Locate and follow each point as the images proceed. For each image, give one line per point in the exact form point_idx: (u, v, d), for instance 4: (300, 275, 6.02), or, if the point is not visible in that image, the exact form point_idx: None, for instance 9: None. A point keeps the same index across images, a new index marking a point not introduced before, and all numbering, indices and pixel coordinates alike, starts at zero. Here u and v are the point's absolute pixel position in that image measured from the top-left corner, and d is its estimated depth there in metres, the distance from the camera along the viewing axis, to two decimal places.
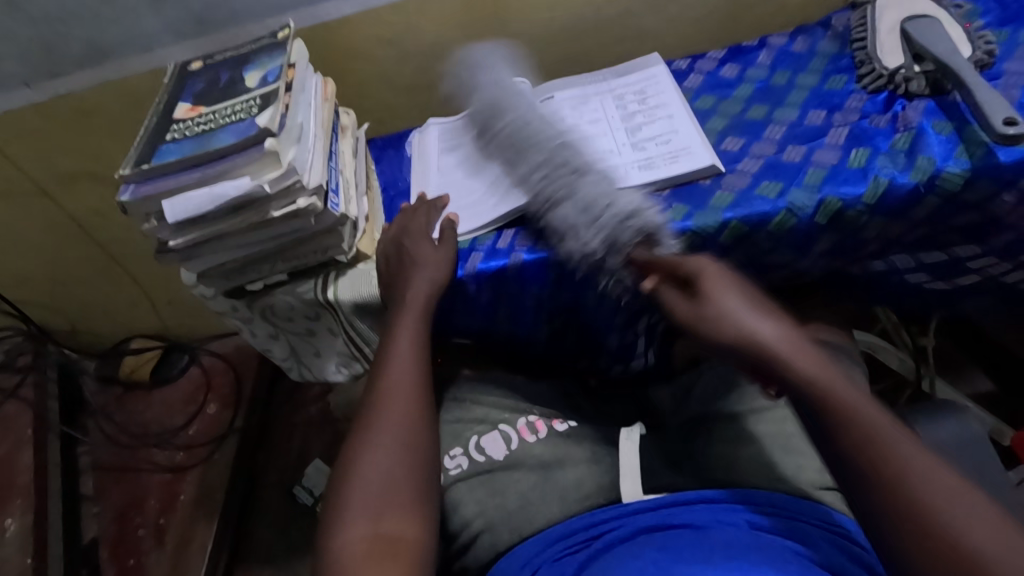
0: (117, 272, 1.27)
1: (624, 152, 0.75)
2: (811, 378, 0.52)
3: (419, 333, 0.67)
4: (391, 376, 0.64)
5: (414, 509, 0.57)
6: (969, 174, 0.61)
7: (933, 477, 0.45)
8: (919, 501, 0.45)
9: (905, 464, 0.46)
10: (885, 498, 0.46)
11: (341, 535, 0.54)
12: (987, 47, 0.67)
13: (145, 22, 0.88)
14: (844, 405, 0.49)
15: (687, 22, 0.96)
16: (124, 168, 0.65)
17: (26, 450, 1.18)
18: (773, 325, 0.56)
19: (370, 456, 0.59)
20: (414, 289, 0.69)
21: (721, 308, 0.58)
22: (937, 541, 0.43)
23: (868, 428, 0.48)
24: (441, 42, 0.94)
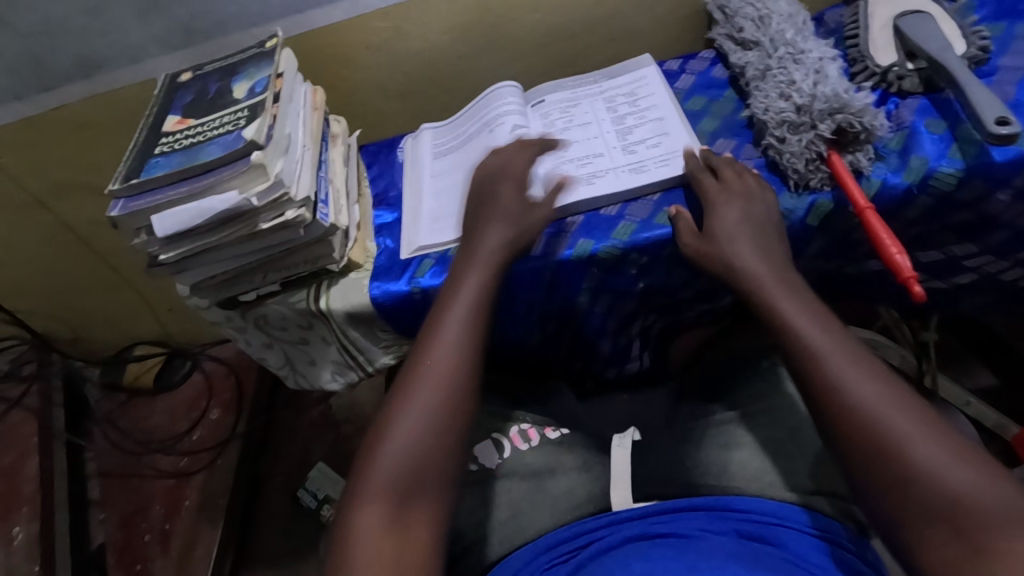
0: (118, 280, 1.28)
1: (820, 54, 0.73)
2: (787, 314, 0.55)
3: (478, 303, 0.62)
4: (438, 345, 0.59)
5: (439, 494, 0.53)
6: (962, 174, 0.61)
7: (868, 396, 0.48)
8: (868, 421, 0.47)
9: (844, 374, 0.50)
10: (843, 415, 0.48)
11: (365, 498, 0.51)
12: (980, 43, 0.66)
13: (134, 33, 0.88)
14: (796, 330, 0.54)
15: (679, 20, 0.95)
16: (113, 184, 0.65)
17: (31, 459, 1.20)
18: (764, 257, 0.60)
19: (405, 427, 0.55)
20: (481, 256, 0.64)
21: (731, 231, 0.61)
22: (870, 461, 0.46)
23: (823, 351, 0.52)
24: (431, 45, 0.93)
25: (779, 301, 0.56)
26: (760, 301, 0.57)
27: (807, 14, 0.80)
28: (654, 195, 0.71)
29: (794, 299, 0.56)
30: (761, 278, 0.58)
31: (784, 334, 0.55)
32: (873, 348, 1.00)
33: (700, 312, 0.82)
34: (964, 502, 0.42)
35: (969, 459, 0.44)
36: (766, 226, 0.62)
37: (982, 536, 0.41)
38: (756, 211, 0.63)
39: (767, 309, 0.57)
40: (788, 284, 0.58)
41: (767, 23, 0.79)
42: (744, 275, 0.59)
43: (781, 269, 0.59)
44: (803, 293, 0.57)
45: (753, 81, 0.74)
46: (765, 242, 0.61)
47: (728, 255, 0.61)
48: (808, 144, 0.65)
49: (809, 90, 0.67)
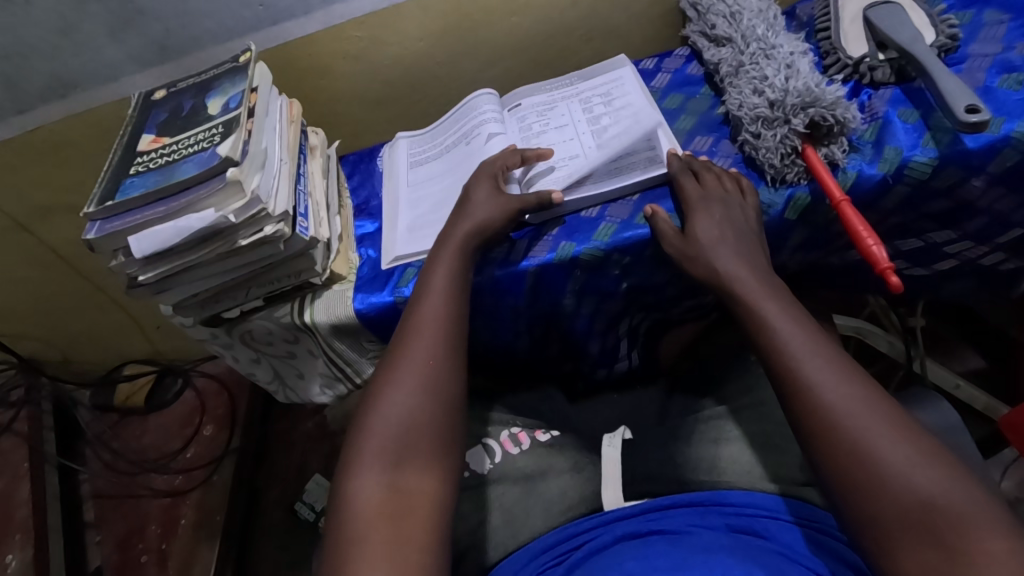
0: (104, 301, 1.27)
1: (791, 48, 0.73)
2: (765, 313, 0.56)
3: (462, 275, 0.64)
4: (426, 314, 0.61)
5: (433, 459, 0.53)
6: (936, 163, 0.61)
7: (842, 397, 0.48)
8: (840, 417, 0.48)
9: (821, 378, 0.50)
10: (811, 411, 0.49)
11: (354, 481, 0.51)
12: (950, 32, 0.67)
13: (107, 52, 0.88)
14: (774, 331, 0.54)
15: (654, 19, 0.95)
16: (88, 206, 0.64)
17: (22, 484, 1.18)
18: (742, 259, 0.60)
19: (396, 396, 0.55)
20: (459, 230, 0.66)
21: (706, 235, 0.62)
22: (839, 460, 0.47)
23: (795, 347, 0.52)
24: (407, 54, 0.93)
25: (760, 303, 0.56)
26: (739, 305, 0.58)
27: (778, 9, 0.81)
28: (634, 196, 0.71)
29: (774, 302, 0.56)
30: (738, 282, 0.58)
31: (762, 337, 0.55)
32: (861, 335, 1.01)
33: (686, 309, 0.82)
34: (933, 503, 0.43)
35: (937, 458, 0.44)
36: (743, 229, 0.63)
37: (951, 537, 0.41)
38: (733, 209, 0.64)
39: (744, 308, 0.57)
40: (767, 285, 0.58)
41: (738, 19, 0.80)
42: (724, 278, 0.60)
43: (758, 269, 0.60)
44: (781, 293, 0.57)
45: (727, 78, 0.75)
46: (739, 244, 0.61)
47: (707, 258, 0.61)
48: (782, 139, 0.65)
49: (781, 85, 0.68)
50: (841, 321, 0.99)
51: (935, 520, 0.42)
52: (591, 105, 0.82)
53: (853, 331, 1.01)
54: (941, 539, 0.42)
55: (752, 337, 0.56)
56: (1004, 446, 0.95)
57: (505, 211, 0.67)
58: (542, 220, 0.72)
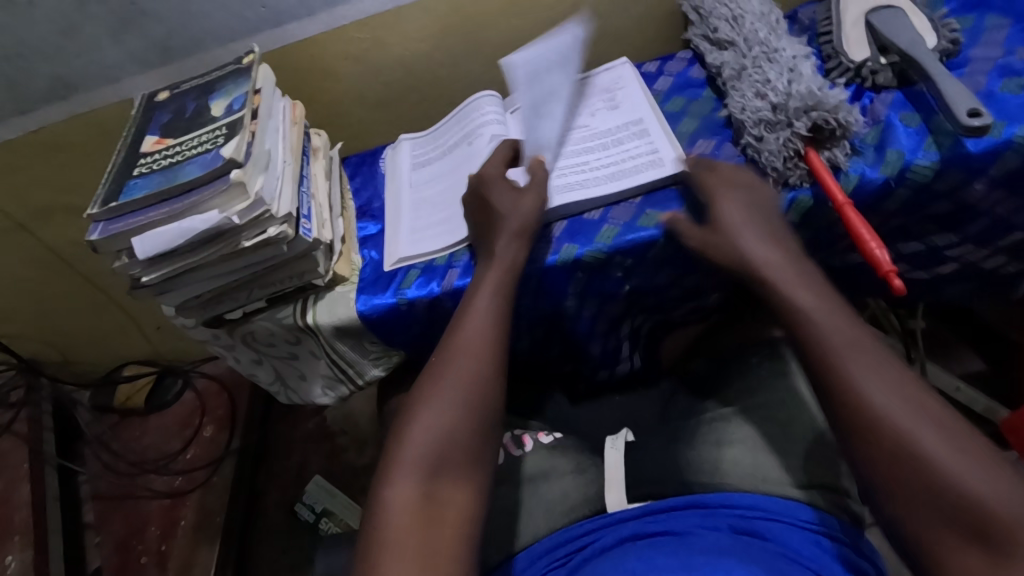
0: (104, 301, 1.27)
1: (794, 52, 0.73)
2: (803, 308, 0.55)
3: (502, 291, 0.64)
4: (469, 331, 0.61)
5: (467, 474, 0.53)
6: (937, 166, 0.62)
7: (885, 396, 0.48)
8: (881, 418, 0.47)
9: (868, 370, 0.50)
10: (852, 411, 0.49)
11: (390, 488, 0.51)
12: (951, 36, 0.67)
13: (109, 53, 0.88)
14: (817, 326, 0.54)
15: (656, 22, 0.96)
16: (92, 207, 0.64)
17: (22, 485, 1.18)
18: (775, 251, 0.60)
19: (434, 405, 0.56)
20: (504, 248, 0.66)
21: (739, 227, 0.62)
22: (888, 456, 0.46)
23: (836, 342, 0.52)
24: (409, 55, 0.93)
25: (800, 299, 0.56)
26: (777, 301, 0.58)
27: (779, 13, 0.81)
28: (636, 198, 0.71)
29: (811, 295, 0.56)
30: (773, 275, 0.58)
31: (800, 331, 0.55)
32: None
33: (688, 310, 0.83)
34: (980, 503, 0.42)
35: (983, 457, 0.44)
36: (773, 223, 0.63)
37: (997, 539, 0.41)
38: (761, 202, 0.64)
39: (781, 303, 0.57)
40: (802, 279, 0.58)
41: (738, 24, 0.80)
42: (761, 271, 0.59)
43: (795, 262, 0.59)
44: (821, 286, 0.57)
45: (729, 81, 0.75)
46: (774, 238, 0.61)
47: (739, 251, 0.61)
48: (785, 142, 0.66)
49: (784, 88, 0.68)
50: None
51: (981, 521, 0.42)
52: (591, 107, 0.82)
53: None
54: (988, 542, 0.42)
55: (790, 331, 0.56)
56: (1005, 448, 0.95)
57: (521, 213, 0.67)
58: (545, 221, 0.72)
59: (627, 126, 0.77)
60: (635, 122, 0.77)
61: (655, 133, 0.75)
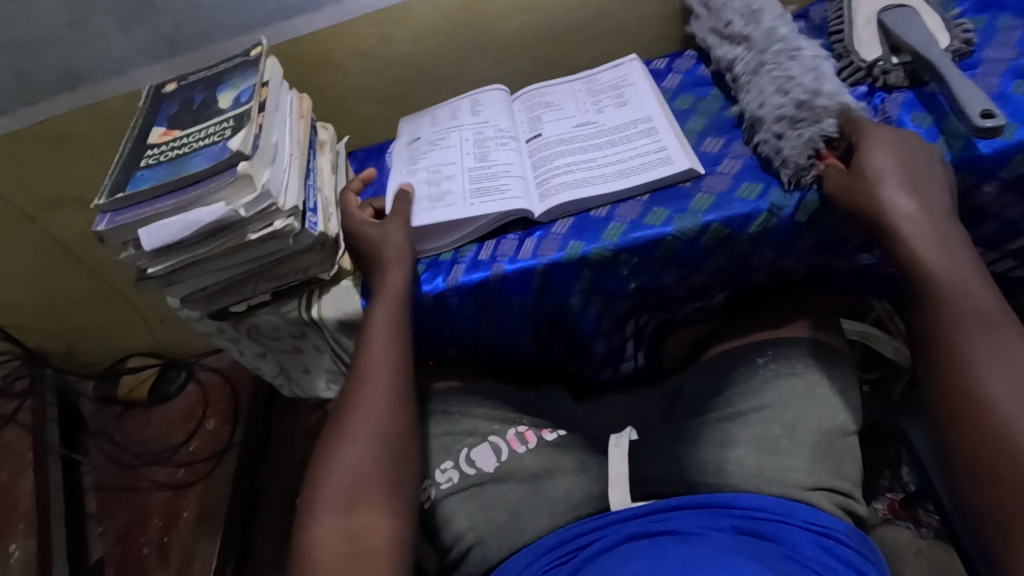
0: (109, 293, 1.27)
1: (814, 52, 0.73)
2: (933, 272, 0.56)
3: (397, 325, 0.68)
4: (370, 371, 0.65)
5: (384, 501, 0.58)
6: (949, 167, 0.61)
7: (1003, 386, 0.51)
8: (996, 404, 0.50)
9: (995, 354, 0.52)
10: (964, 391, 0.52)
11: (312, 529, 0.56)
12: (964, 36, 0.67)
13: (117, 45, 0.88)
14: (947, 289, 0.55)
15: (664, 20, 0.95)
16: (99, 197, 0.64)
17: (26, 475, 1.19)
18: (916, 202, 0.58)
19: (344, 447, 0.60)
20: (391, 279, 0.69)
21: (880, 168, 0.59)
22: (981, 439, 0.50)
23: (962, 314, 0.54)
24: (416, 51, 0.93)
25: (927, 255, 0.57)
26: (902, 249, 0.58)
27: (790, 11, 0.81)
28: (644, 196, 0.71)
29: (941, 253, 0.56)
30: (905, 223, 0.58)
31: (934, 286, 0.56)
32: (866, 341, 1.00)
33: (694, 310, 0.82)
34: None
35: None
36: (926, 171, 0.59)
37: None
38: (919, 152, 0.61)
39: (907, 259, 0.58)
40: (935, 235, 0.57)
41: (757, 18, 0.79)
42: (887, 219, 0.59)
43: (939, 214, 0.58)
44: (953, 244, 0.57)
45: (746, 77, 0.74)
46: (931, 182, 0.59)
47: (876, 192, 0.59)
48: (808, 139, 0.65)
49: (809, 87, 0.68)
50: (848, 326, 0.98)
51: None
52: (597, 104, 0.82)
53: (859, 337, 1.00)
54: None
55: (918, 286, 0.57)
56: None
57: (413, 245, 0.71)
58: (551, 219, 0.72)
59: (631, 123, 0.77)
60: (643, 118, 0.77)
61: (664, 129, 0.75)
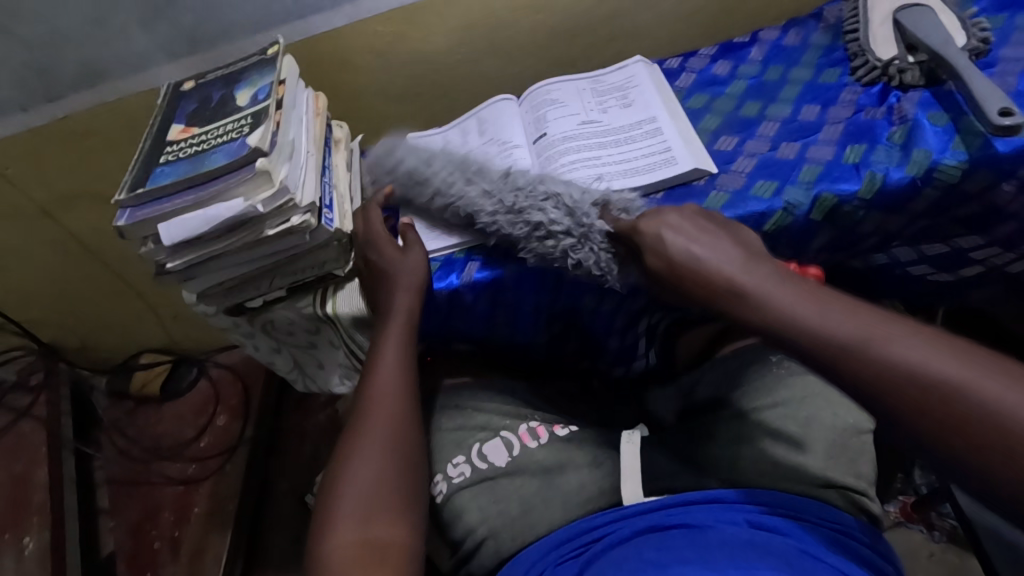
0: (123, 289, 1.28)
1: None
2: (794, 315, 0.50)
3: (403, 342, 0.69)
4: (379, 388, 0.66)
5: (401, 515, 0.59)
6: (965, 166, 0.61)
7: (920, 353, 0.45)
8: (924, 373, 0.44)
9: (893, 349, 0.45)
10: (890, 392, 0.45)
11: (332, 539, 0.56)
12: (982, 35, 0.66)
13: (136, 42, 0.89)
14: (803, 321, 0.50)
15: (679, 20, 0.95)
16: (120, 193, 0.65)
17: (40, 468, 1.21)
18: (733, 255, 0.56)
19: (359, 463, 0.61)
20: (398, 299, 0.69)
21: (677, 247, 0.58)
22: (937, 420, 0.43)
23: (842, 336, 0.48)
24: (431, 49, 0.94)
25: (777, 300, 0.52)
26: (761, 310, 0.52)
27: (647, 64, 0.87)
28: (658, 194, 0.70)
29: (790, 296, 0.52)
30: (746, 277, 0.54)
31: (804, 349, 0.49)
32: None
33: (706, 310, 0.83)
34: None
35: None
36: (722, 233, 0.59)
37: None
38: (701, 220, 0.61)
39: (770, 318, 0.52)
40: (772, 282, 0.54)
41: None
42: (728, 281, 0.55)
43: (754, 262, 0.56)
44: (789, 279, 0.53)
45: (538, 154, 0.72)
46: (729, 244, 0.58)
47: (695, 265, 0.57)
48: None
49: None
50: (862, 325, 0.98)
51: None
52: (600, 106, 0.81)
53: None
54: None
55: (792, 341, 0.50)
56: None
57: (422, 263, 0.71)
58: None
59: (633, 129, 0.76)
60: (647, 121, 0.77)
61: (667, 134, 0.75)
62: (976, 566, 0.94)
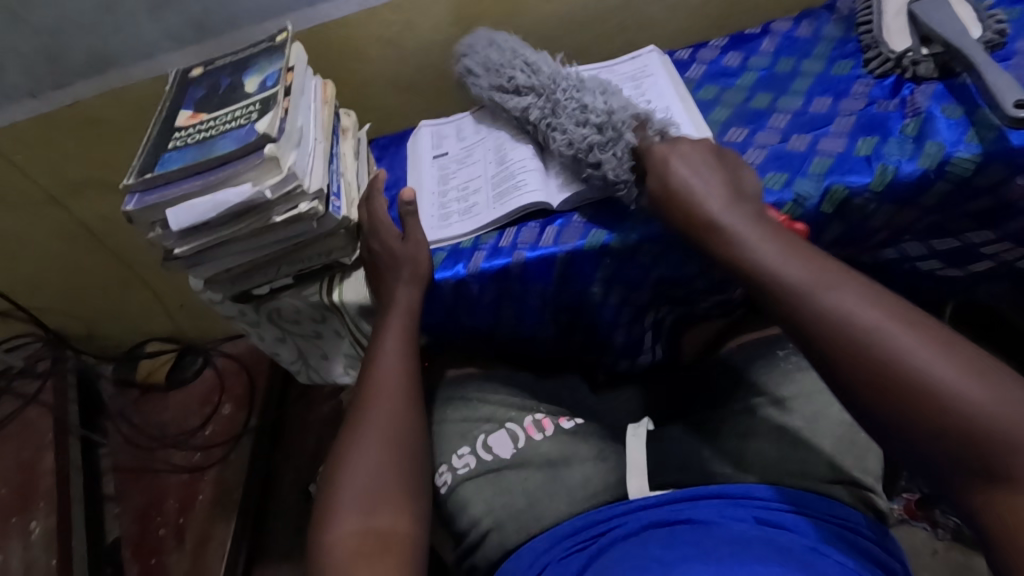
0: (130, 277, 1.29)
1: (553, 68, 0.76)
2: (750, 246, 0.57)
3: (405, 334, 0.69)
4: (380, 380, 0.67)
5: (403, 507, 0.59)
6: (979, 159, 0.60)
7: (846, 299, 0.50)
8: (838, 311, 0.50)
9: (829, 290, 0.51)
10: (811, 321, 0.51)
11: (333, 530, 0.56)
12: (997, 27, 0.65)
13: (146, 30, 0.89)
14: (760, 252, 0.56)
15: (689, 12, 0.95)
16: (128, 178, 0.65)
17: (47, 454, 1.21)
18: (717, 187, 0.61)
19: (361, 453, 0.61)
20: (401, 293, 0.70)
21: (668, 169, 0.63)
22: (843, 347, 0.49)
23: (790, 269, 0.54)
24: (439, 39, 0.93)
25: (737, 231, 0.58)
26: (724, 243, 0.58)
27: (660, 53, 0.86)
28: None
29: (755, 234, 0.57)
30: (714, 205, 0.60)
31: (758, 282, 0.55)
32: None
33: (714, 305, 0.82)
34: (937, 392, 0.44)
35: (948, 349, 0.46)
36: (719, 159, 0.64)
37: (945, 423, 0.44)
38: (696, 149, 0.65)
39: (733, 251, 0.58)
40: (746, 219, 0.59)
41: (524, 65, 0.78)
42: (696, 206, 0.61)
43: (739, 199, 0.61)
44: (759, 218, 0.59)
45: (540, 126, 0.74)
46: (723, 177, 0.63)
47: (672, 184, 0.62)
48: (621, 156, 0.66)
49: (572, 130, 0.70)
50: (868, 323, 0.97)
51: (928, 401, 0.45)
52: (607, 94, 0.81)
53: None
54: (933, 415, 0.44)
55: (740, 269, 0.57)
56: None
57: (422, 249, 0.71)
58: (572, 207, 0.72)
59: None
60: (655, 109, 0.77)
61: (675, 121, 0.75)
62: (982, 566, 0.94)
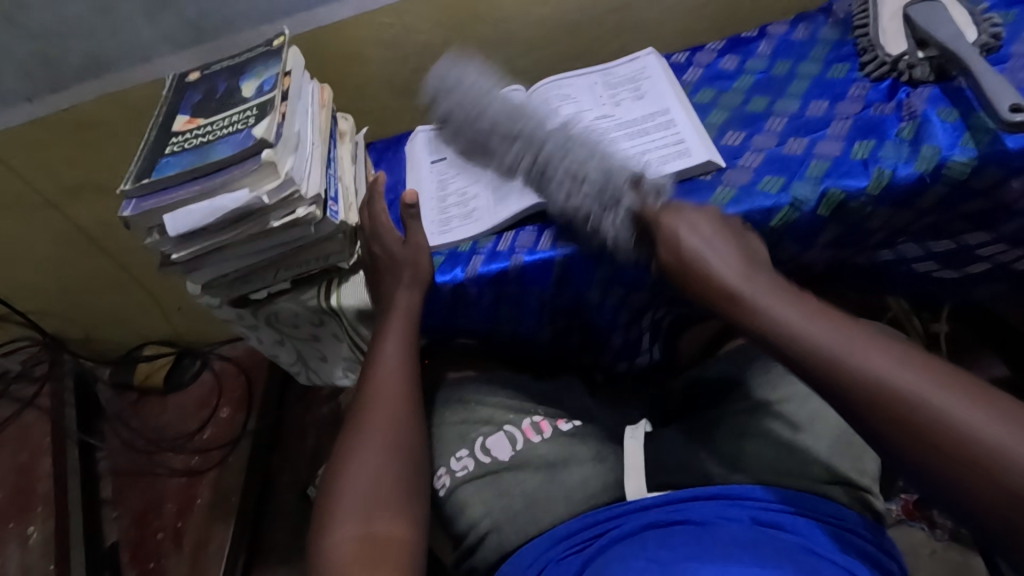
0: (127, 281, 1.29)
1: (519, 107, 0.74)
2: (775, 314, 0.54)
3: (405, 338, 0.69)
4: (381, 385, 0.67)
5: (401, 511, 0.59)
6: (975, 162, 0.60)
7: (879, 362, 0.48)
8: (874, 377, 0.48)
9: (860, 356, 0.49)
10: (848, 395, 0.49)
11: (331, 535, 0.56)
12: (992, 30, 0.66)
13: (142, 34, 0.89)
14: (785, 326, 0.53)
15: (686, 13, 0.95)
16: (125, 183, 0.65)
17: (44, 458, 1.21)
18: (732, 259, 0.59)
19: (359, 458, 0.61)
20: (401, 295, 0.70)
21: (676, 235, 0.61)
22: (884, 413, 0.47)
23: (816, 336, 0.52)
24: (436, 42, 0.93)
25: (761, 302, 0.56)
26: (750, 317, 0.56)
27: (655, 55, 0.86)
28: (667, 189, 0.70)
29: (779, 300, 0.55)
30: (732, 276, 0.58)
31: (791, 355, 0.53)
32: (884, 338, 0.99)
33: None
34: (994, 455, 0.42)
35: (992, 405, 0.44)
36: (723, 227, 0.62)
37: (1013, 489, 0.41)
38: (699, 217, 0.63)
39: (759, 322, 0.55)
40: (765, 285, 0.57)
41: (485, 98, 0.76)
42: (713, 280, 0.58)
43: (752, 269, 0.59)
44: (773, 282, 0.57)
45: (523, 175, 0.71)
46: (733, 245, 0.61)
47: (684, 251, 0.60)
48: (622, 219, 0.65)
49: (565, 188, 0.67)
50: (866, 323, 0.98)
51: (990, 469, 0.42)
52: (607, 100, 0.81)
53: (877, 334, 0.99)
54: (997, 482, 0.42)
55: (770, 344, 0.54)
56: None
57: (427, 250, 0.71)
58: None
59: (644, 121, 0.76)
60: (657, 112, 0.77)
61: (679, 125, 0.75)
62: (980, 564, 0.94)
